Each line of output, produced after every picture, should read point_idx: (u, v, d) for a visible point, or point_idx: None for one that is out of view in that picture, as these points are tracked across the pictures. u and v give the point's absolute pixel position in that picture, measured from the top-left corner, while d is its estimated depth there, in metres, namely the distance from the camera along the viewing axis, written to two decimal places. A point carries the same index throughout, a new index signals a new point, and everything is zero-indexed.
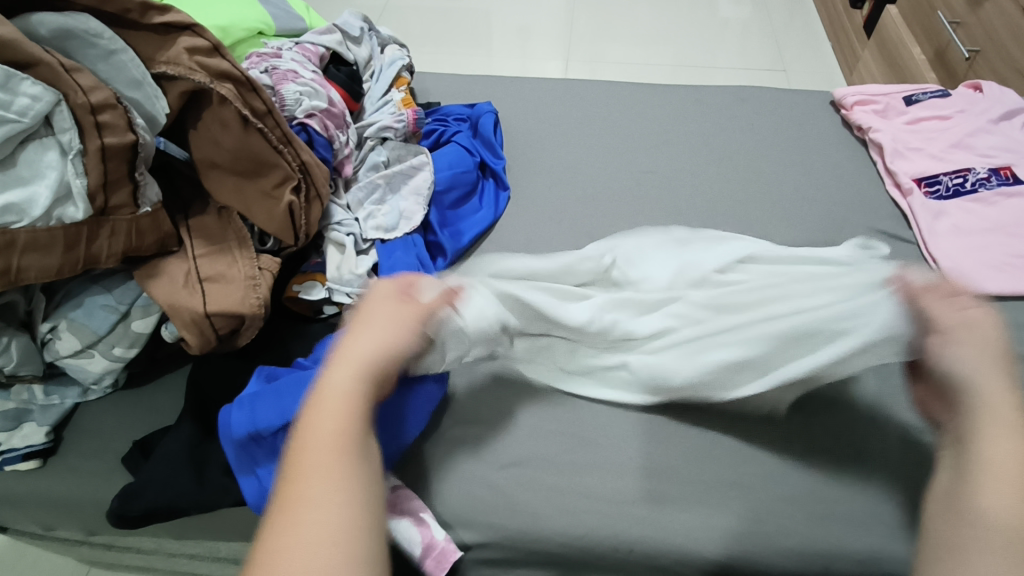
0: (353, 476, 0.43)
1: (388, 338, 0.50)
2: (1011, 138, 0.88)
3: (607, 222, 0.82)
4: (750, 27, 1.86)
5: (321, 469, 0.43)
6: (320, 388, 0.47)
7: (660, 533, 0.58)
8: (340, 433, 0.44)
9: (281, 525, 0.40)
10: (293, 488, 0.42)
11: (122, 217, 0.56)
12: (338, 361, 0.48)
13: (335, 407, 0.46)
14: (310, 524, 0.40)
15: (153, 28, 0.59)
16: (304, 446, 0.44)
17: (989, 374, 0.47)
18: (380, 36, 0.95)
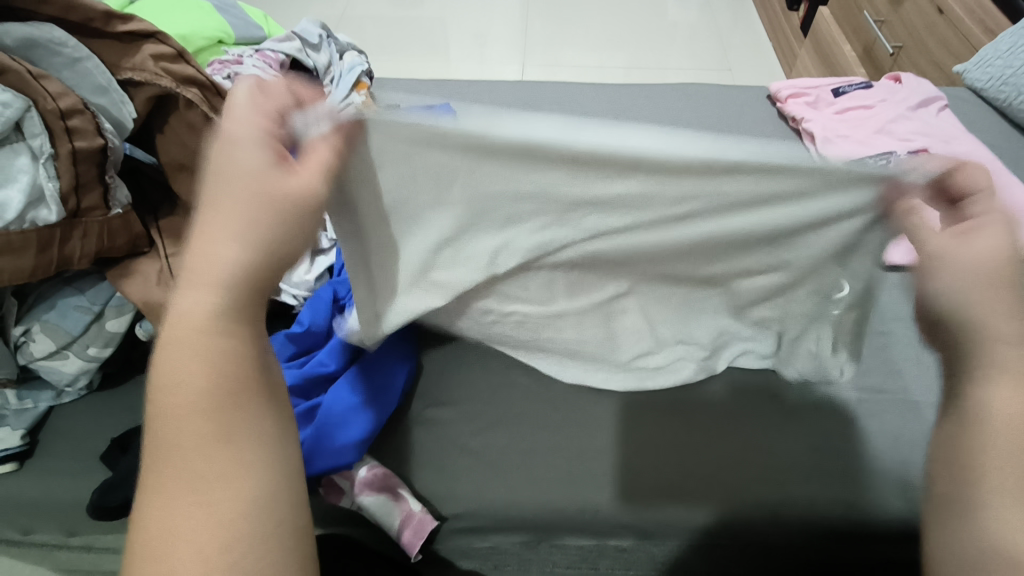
0: (247, 437, 0.36)
1: (238, 228, 0.38)
2: (926, 124, 0.96)
3: None
4: (696, 29, 1.95)
5: (202, 433, 0.35)
6: (174, 320, 0.37)
7: (622, 493, 0.63)
8: (216, 383, 0.36)
9: (161, 495, 0.34)
10: (167, 452, 0.35)
11: (94, 218, 0.58)
12: (190, 283, 0.38)
13: (196, 351, 0.36)
14: (194, 494, 0.34)
15: (116, 36, 0.61)
16: (173, 400, 0.36)
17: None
18: (339, 42, 0.98)
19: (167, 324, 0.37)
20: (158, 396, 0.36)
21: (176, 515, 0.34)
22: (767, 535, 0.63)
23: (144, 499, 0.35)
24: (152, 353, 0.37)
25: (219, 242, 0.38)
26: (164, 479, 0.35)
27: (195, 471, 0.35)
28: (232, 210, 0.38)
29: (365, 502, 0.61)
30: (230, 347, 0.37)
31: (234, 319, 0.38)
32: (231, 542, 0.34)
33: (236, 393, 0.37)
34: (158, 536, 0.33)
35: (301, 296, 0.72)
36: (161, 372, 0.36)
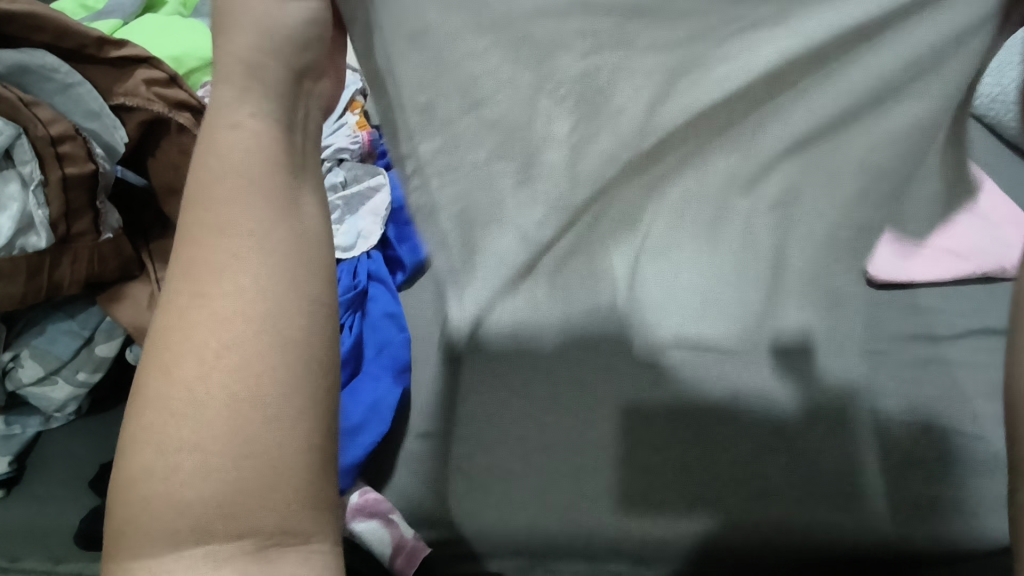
0: (272, 321, 0.36)
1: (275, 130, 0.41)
2: None
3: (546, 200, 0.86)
4: None
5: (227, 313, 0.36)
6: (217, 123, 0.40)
7: (618, 524, 0.63)
8: (261, 204, 0.39)
9: (181, 367, 0.35)
10: (193, 323, 0.36)
11: (84, 244, 0.57)
12: (227, 163, 0.39)
13: (227, 228, 0.38)
14: (208, 367, 0.35)
15: (110, 62, 0.60)
16: (207, 272, 0.37)
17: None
18: None
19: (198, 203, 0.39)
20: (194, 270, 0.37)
21: (211, 338, 0.35)
22: (760, 556, 0.63)
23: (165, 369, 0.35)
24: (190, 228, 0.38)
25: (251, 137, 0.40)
26: (181, 356, 0.35)
27: (217, 342, 0.35)
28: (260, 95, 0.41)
29: (358, 527, 0.61)
30: (271, 172, 0.40)
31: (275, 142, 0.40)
32: (233, 443, 0.33)
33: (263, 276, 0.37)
34: (167, 416, 0.34)
35: None
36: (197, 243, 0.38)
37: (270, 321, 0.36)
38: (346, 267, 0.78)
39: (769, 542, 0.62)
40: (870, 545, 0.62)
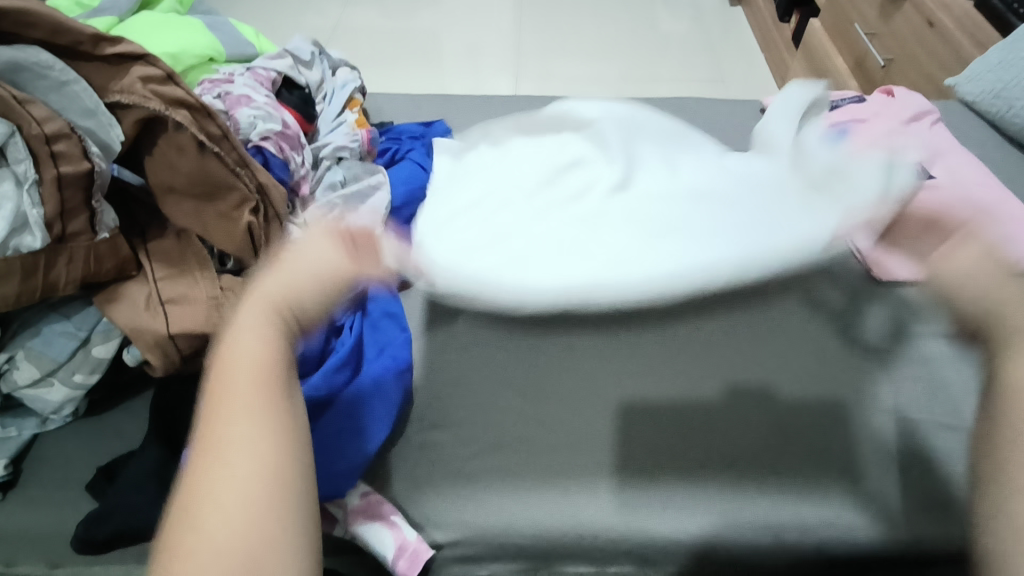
0: (281, 429, 0.39)
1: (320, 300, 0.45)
2: (920, 138, 0.97)
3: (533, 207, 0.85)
4: (689, 41, 1.97)
5: (245, 419, 0.38)
6: (229, 329, 0.42)
7: (623, 523, 0.61)
8: (256, 402, 0.39)
9: (199, 477, 0.36)
10: (210, 433, 0.38)
11: (80, 243, 0.56)
12: (256, 301, 0.43)
13: (251, 349, 0.41)
14: (222, 472, 0.36)
15: (105, 58, 0.59)
16: (230, 387, 0.39)
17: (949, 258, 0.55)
18: (331, 59, 0.98)
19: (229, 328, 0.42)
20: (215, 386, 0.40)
21: (212, 462, 0.37)
22: (768, 556, 0.62)
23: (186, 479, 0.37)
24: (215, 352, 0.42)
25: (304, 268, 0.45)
26: (200, 463, 0.37)
27: (239, 449, 0.37)
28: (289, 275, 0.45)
29: (358, 530, 0.60)
30: (273, 366, 0.41)
31: (277, 348, 0.42)
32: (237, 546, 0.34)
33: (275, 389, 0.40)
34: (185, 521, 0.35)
35: None
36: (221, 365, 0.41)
37: (264, 465, 0.37)
38: None
39: (778, 541, 0.61)
40: (882, 543, 0.61)
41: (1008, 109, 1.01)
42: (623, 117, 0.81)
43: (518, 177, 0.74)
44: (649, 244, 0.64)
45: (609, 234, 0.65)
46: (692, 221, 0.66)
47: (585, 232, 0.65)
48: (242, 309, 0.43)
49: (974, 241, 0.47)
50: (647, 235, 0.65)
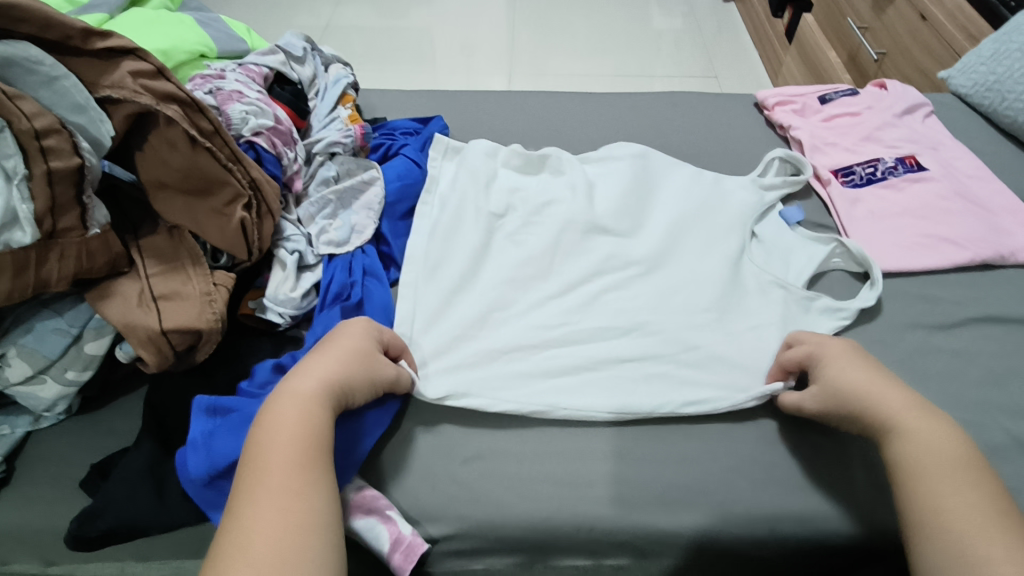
0: (316, 489, 0.48)
1: (353, 360, 0.57)
2: (913, 131, 0.98)
3: (524, 205, 0.84)
4: (683, 37, 1.98)
5: (290, 475, 0.48)
6: (280, 398, 0.53)
7: (618, 515, 0.62)
8: (298, 464, 0.49)
9: (251, 514, 0.46)
10: (260, 480, 0.48)
11: (71, 240, 0.56)
12: (299, 373, 0.55)
13: (296, 414, 0.51)
14: (268, 513, 0.46)
15: (95, 53, 0.59)
16: (278, 439, 0.50)
17: (889, 400, 0.57)
18: (324, 55, 0.98)
19: (276, 399, 0.53)
20: (264, 441, 0.50)
21: (264, 509, 0.46)
22: (764, 547, 0.62)
23: (238, 516, 0.46)
24: (263, 415, 0.52)
25: (333, 360, 0.56)
26: (251, 507, 0.46)
27: (285, 493, 0.47)
28: (330, 345, 0.58)
29: (357, 525, 0.59)
30: (312, 433, 0.51)
31: (314, 418, 0.52)
32: None
33: (317, 450, 0.51)
34: (235, 551, 0.44)
35: (287, 315, 0.70)
36: (268, 426, 0.51)
37: (302, 507, 0.47)
38: (339, 263, 0.75)
39: (772, 533, 0.62)
40: (876, 534, 0.62)
41: (1001, 101, 1.01)
42: (637, 180, 0.88)
43: (506, 249, 0.79)
44: (633, 330, 0.72)
45: (593, 317, 0.73)
46: (677, 300, 0.75)
47: (574, 317, 0.73)
48: (287, 389, 0.53)
49: (830, 343, 0.64)
50: (627, 312, 0.74)
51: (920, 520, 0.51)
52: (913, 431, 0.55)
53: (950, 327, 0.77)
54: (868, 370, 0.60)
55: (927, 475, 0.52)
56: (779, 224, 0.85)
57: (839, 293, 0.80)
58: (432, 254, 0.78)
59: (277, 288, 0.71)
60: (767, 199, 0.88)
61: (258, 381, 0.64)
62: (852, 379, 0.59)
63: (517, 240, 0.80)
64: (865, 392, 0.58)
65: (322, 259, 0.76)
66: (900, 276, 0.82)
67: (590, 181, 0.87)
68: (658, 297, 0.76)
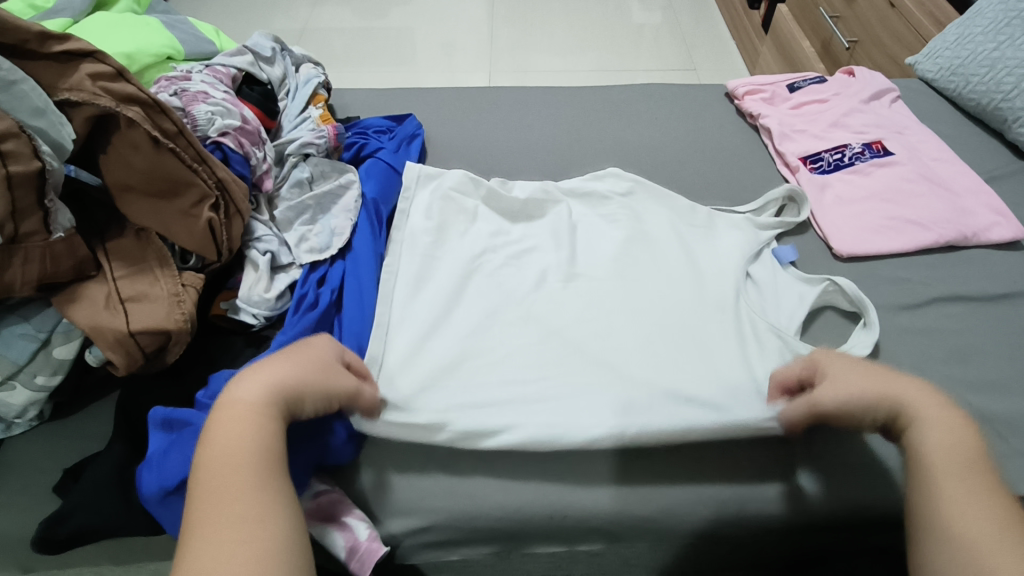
0: (264, 498, 0.47)
1: (299, 363, 0.54)
2: (880, 116, 0.99)
3: (501, 248, 0.80)
4: (661, 31, 1.99)
5: (237, 488, 0.47)
6: (222, 410, 0.51)
7: (592, 500, 0.62)
8: (238, 482, 0.47)
9: (199, 535, 0.44)
10: (206, 498, 0.46)
11: (35, 243, 0.56)
12: (242, 381, 0.53)
13: (238, 424, 0.50)
14: (217, 531, 0.44)
15: (53, 57, 0.59)
16: (222, 452, 0.49)
17: (906, 389, 0.55)
18: (294, 55, 0.98)
19: (219, 409, 0.51)
20: (208, 456, 0.49)
21: (212, 528, 0.45)
22: (734, 528, 0.63)
23: (189, 538, 0.45)
24: (207, 429, 0.50)
25: (274, 364, 0.54)
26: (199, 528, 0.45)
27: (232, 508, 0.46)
28: (278, 353, 0.56)
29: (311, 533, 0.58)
30: (249, 447, 0.49)
31: (256, 428, 0.50)
32: None
33: (265, 458, 0.49)
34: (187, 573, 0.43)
35: (262, 316, 0.71)
36: (211, 440, 0.49)
37: (252, 519, 0.45)
38: (319, 272, 0.75)
39: (741, 514, 0.63)
40: (840, 511, 0.63)
41: (965, 84, 1.02)
42: (619, 226, 0.83)
43: (485, 291, 0.74)
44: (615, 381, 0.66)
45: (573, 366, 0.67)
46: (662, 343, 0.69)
47: (552, 367, 0.67)
48: (225, 404, 0.51)
49: (835, 360, 0.58)
50: (610, 359, 0.68)
51: (955, 511, 0.48)
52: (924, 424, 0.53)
53: (916, 307, 0.78)
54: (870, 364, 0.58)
55: (953, 465, 0.51)
56: (772, 265, 0.80)
57: (834, 336, 0.75)
58: (402, 300, 0.73)
59: (251, 289, 0.71)
60: (761, 237, 0.83)
61: (213, 392, 0.63)
62: (864, 375, 0.56)
63: (493, 282, 0.76)
64: (885, 384, 0.56)
65: (303, 267, 0.75)
66: (867, 260, 0.83)
67: (572, 222, 0.84)
68: (644, 337, 0.70)
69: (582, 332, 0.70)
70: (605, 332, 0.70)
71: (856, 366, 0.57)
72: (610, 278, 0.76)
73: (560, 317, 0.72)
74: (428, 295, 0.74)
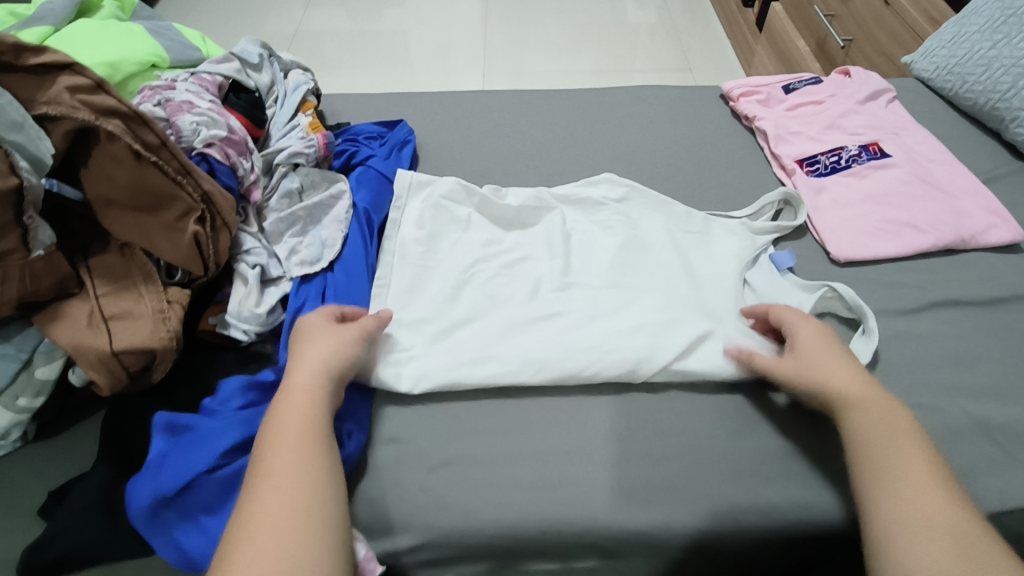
0: (319, 463, 0.51)
1: (342, 354, 0.59)
2: (876, 117, 0.98)
3: (498, 254, 0.79)
4: (656, 30, 1.98)
5: (293, 452, 0.51)
6: (285, 389, 0.56)
7: (590, 515, 0.61)
8: (301, 438, 0.52)
9: (260, 488, 0.49)
10: (267, 460, 0.51)
11: (13, 262, 0.55)
12: (300, 367, 0.58)
13: (297, 402, 0.55)
14: (277, 485, 0.49)
15: (29, 70, 0.58)
16: (282, 422, 0.53)
17: (849, 382, 0.60)
18: (282, 61, 0.97)
19: (282, 389, 0.56)
20: (271, 426, 0.53)
21: (271, 483, 0.49)
22: (735, 543, 0.62)
23: (251, 491, 0.49)
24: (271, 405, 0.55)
25: (323, 352, 0.59)
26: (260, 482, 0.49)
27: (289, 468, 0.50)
28: (321, 340, 0.60)
29: None
30: (315, 413, 0.54)
31: (320, 401, 0.56)
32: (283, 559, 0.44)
33: (317, 429, 0.53)
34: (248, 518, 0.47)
35: (252, 331, 0.69)
36: (274, 413, 0.54)
37: (308, 479, 0.50)
38: (312, 285, 0.73)
39: (742, 528, 0.61)
40: (841, 522, 0.62)
41: (961, 84, 1.01)
42: (613, 230, 0.82)
43: (481, 300, 0.73)
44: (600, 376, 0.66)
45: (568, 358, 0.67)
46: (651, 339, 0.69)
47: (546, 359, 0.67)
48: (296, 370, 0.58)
49: (805, 327, 0.65)
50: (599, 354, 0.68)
51: (899, 485, 0.51)
52: (856, 412, 0.57)
53: (915, 312, 0.77)
54: (828, 354, 0.62)
55: (897, 446, 0.54)
56: (768, 270, 0.79)
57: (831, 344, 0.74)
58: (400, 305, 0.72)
59: (241, 304, 0.70)
60: (758, 242, 0.82)
61: (219, 399, 0.63)
62: (821, 365, 0.61)
63: (491, 283, 0.75)
64: (830, 372, 0.61)
65: (294, 280, 0.74)
66: (864, 264, 0.82)
67: (566, 229, 0.82)
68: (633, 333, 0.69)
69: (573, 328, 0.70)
70: (593, 329, 0.70)
71: (816, 354, 0.62)
72: (600, 279, 0.76)
73: (555, 315, 0.72)
74: (426, 299, 0.73)
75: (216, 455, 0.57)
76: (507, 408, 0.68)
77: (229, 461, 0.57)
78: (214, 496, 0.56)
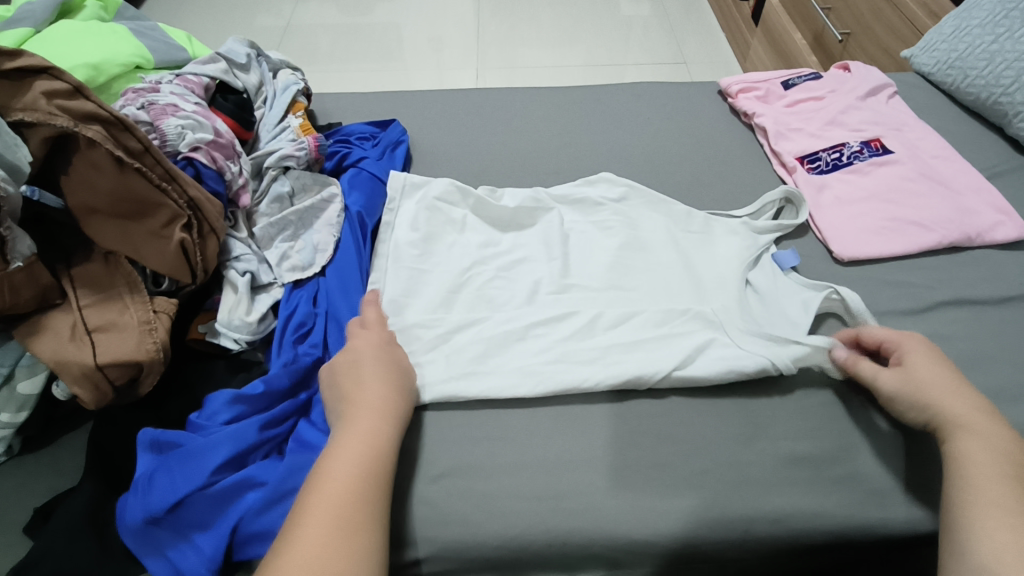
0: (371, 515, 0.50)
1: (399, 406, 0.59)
2: (877, 112, 0.96)
3: (493, 257, 0.77)
4: (650, 23, 1.95)
5: (352, 501, 0.50)
6: (349, 433, 0.55)
7: (593, 525, 0.60)
8: (359, 487, 0.51)
9: (308, 532, 0.47)
10: (320, 504, 0.49)
11: None
12: (364, 412, 0.57)
13: (359, 448, 0.53)
14: (327, 534, 0.47)
15: (6, 75, 0.56)
16: (341, 468, 0.52)
17: (960, 406, 0.58)
18: (270, 61, 0.94)
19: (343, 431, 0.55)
20: (328, 468, 0.52)
21: (322, 529, 0.47)
22: (742, 552, 0.60)
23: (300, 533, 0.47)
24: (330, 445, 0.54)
25: (382, 401, 0.58)
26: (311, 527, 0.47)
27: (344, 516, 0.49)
28: (379, 384, 0.60)
29: None
30: (377, 453, 0.54)
31: (383, 447, 0.55)
32: None
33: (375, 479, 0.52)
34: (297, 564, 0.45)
35: (244, 340, 0.67)
36: (334, 454, 0.53)
37: (359, 532, 0.48)
38: (304, 291, 0.72)
39: (750, 536, 0.60)
40: (850, 530, 0.61)
41: (963, 78, 1.00)
42: (614, 230, 0.81)
43: (476, 305, 0.71)
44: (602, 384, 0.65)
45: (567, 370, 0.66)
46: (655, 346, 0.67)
47: (545, 372, 0.66)
48: (367, 404, 0.57)
49: (908, 343, 0.63)
50: (601, 364, 0.66)
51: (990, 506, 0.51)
52: (959, 431, 0.56)
53: (921, 312, 0.75)
54: (937, 366, 0.61)
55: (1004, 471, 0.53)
56: (771, 270, 0.77)
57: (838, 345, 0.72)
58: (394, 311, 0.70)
59: (231, 312, 0.68)
60: (761, 241, 0.80)
61: (209, 413, 0.61)
62: (929, 379, 0.60)
63: (488, 289, 0.73)
64: (938, 391, 0.59)
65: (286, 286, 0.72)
66: (868, 264, 0.81)
67: (564, 230, 0.81)
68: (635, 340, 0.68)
69: (574, 336, 0.68)
70: (593, 337, 0.69)
71: (926, 369, 0.61)
72: (601, 282, 0.74)
73: (555, 322, 0.70)
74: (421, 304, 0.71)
75: (208, 473, 0.55)
76: (507, 419, 0.66)
77: (223, 477, 0.56)
78: (208, 513, 0.55)
